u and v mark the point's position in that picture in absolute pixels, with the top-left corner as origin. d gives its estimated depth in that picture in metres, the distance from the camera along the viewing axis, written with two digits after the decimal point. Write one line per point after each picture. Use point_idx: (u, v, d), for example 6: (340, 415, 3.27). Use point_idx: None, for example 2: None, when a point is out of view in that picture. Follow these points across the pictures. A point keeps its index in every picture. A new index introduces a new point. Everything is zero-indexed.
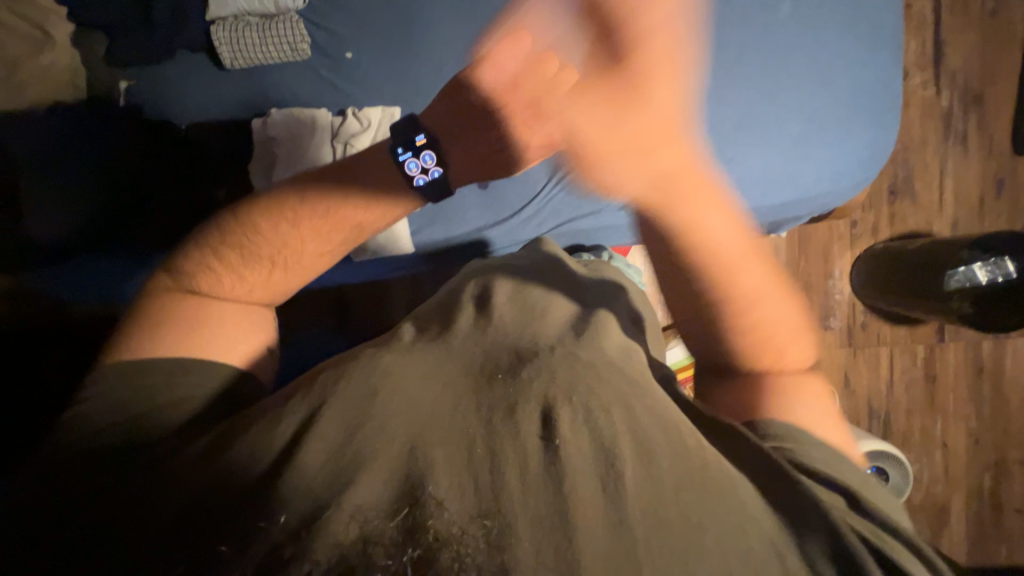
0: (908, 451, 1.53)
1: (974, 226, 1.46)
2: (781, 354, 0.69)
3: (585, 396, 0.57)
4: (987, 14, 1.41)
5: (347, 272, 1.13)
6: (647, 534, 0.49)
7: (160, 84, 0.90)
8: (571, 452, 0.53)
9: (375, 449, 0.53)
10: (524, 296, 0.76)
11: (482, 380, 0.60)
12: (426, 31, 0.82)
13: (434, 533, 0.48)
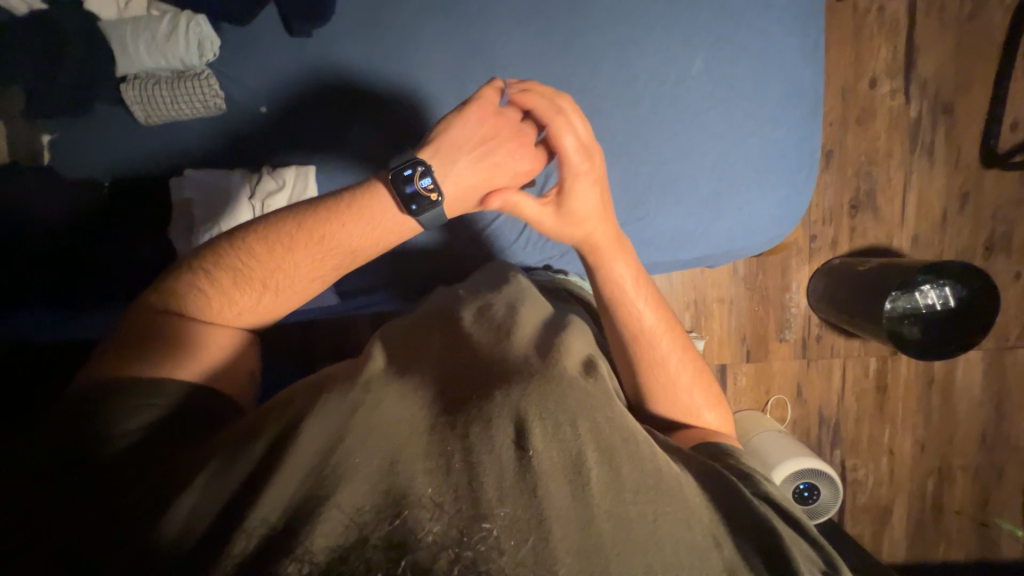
0: (856, 457, 1.58)
1: (933, 241, 1.45)
2: (703, 414, 0.77)
3: (559, 413, 0.55)
4: (962, 19, 1.34)
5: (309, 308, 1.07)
6: (617, 532, 0.51)
7: (83, 140, 0.84)
8: (544, 462, 0.52)
9: (358, 458, 0.52)
10: (492, 316, 0.73)
11: (464, 396, 0.58)
12: (331, 83, 0.80)
13: (433, 533, 0.48)
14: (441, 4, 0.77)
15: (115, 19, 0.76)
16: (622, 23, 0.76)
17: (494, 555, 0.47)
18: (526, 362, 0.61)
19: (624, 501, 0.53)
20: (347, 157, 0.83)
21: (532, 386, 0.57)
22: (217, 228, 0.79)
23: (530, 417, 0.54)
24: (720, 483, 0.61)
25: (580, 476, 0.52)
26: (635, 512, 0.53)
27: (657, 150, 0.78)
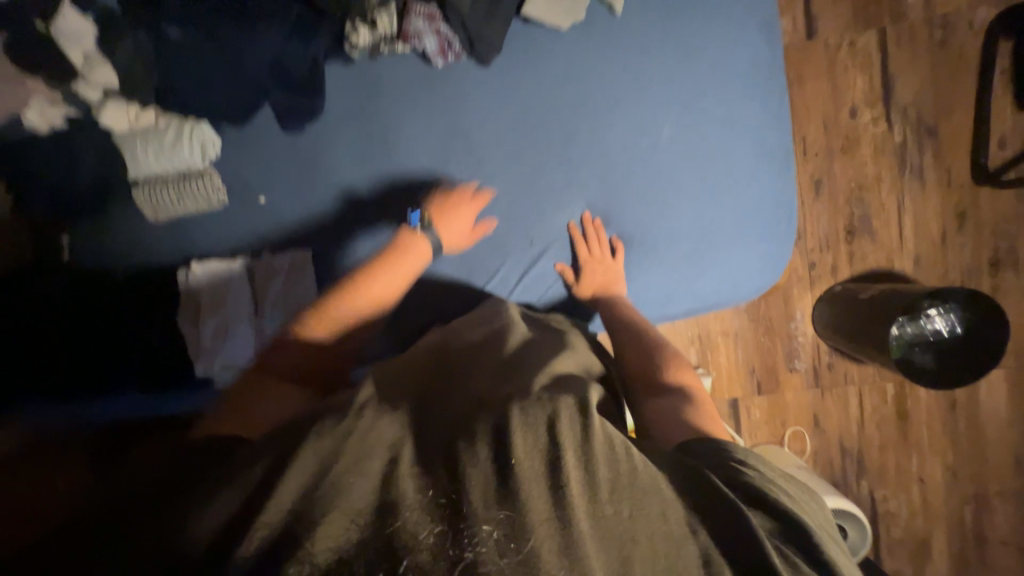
0: (884, 487, 1.52)
1: (936, 261, 1.43)
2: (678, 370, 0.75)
3: (546, 416, 0.52)
4: (934, 47, 1.38)
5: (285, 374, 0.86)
6: (600, 537, 0.45)
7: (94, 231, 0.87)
8: (529, 472, 0.47)
9: (349, 471, 0.47)
10: (474, 345, 0.72)
11: (461, 411, 0.56)
12: (324, 172, 0.85)
13: (433, 532, 0.43)
14: (422, 94, 0.82)
15: (127, 130, 0.82)
16: (592, 99, 0.80)
17: (493, 556, 0.42)
18: (517, 382, 0.60)
19: (601, 501, 0.47)
20: (341, 240, 0.86)
21: (536, 401, 0.54)
22: (219, 317, 0.84)
23: (529, 419, 0.51)
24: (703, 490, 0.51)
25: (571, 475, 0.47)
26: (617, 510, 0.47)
27: (635, 213, 0.82)
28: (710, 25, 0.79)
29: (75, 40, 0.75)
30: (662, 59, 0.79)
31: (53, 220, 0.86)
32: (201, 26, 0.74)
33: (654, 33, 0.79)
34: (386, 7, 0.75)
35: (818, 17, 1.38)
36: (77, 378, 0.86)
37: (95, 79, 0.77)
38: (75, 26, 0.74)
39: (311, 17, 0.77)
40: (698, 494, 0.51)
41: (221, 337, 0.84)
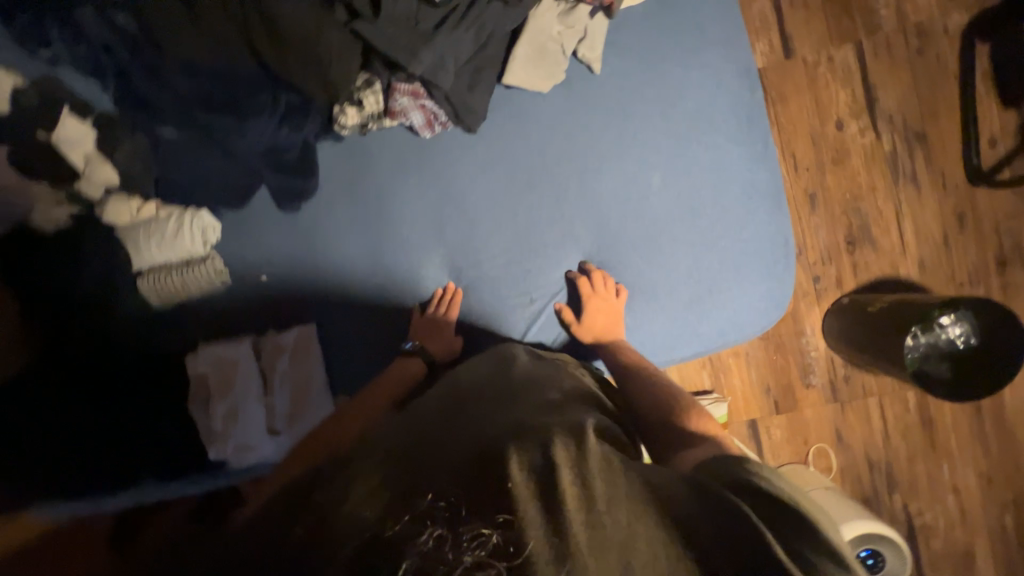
0: (918, 499, 1.47)
1: (941, 264, 1.42)
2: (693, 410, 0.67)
3: (547, 427, 0.51)
4: (912, 54, 1.39)
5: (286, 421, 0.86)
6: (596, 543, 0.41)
7: (95, 322, 0.87)
8: (534, 472, 0.46)
9: (352, 485, 0.46)
10: (474, 371, 0.69)
11: (466, 424, 0.54)
12: (322, 245, 0.86)
13: (434, 534, 0.41)
14: (412, 164, 0.84)
15: (129, 223, 0.83)
16: (578, 155, 0.82)
17: (498, 555, 0.40)
18: (525, 400, 0.59)
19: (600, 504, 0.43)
20: (343, 312, 0.87)
21: (546, 418, 0.54)
22: (229, 401, 0.84)
23: (533, 431, 0.50)
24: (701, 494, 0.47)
25: (575, 479, 0.45)
26: (620, 511, 0.43)
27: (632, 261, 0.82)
28: (687, 73, 0.81)
29: (72, 144, 0.77)
30: (643, 111, 0.81)
31: (52, 316, 0.86)
32: (192, 120, 0.75)
33: (633, 86, 0.81)
34: (372, 87, 0.75)
35: (794, 36, 1.40)
36: (84, 474, 0.85)
37: (96, 178, 0.80)
38: (74, 132, 0.77)
39: (299, 101, 0.78)
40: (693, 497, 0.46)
41: (231, 422, 0.84)
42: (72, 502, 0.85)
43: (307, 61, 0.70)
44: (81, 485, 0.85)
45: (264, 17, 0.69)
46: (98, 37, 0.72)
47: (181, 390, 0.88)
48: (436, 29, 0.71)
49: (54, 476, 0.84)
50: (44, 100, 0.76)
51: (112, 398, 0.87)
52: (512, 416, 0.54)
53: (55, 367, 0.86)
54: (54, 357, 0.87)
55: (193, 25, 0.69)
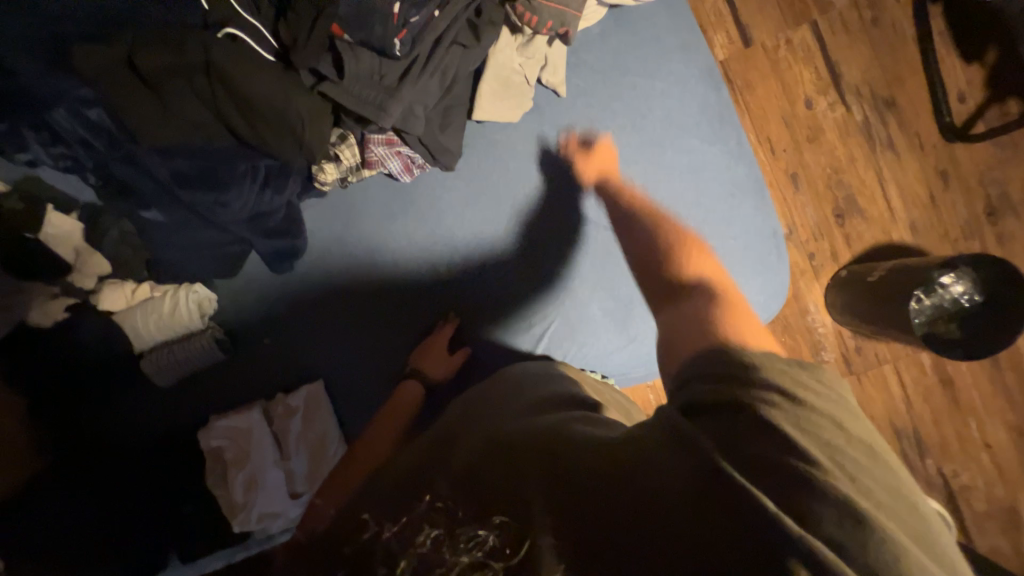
0: (951, 461, 1.45)
1: (933, 224, 1.42)
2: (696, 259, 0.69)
3: (540, 429, 0.51)
4: (868, 25, 1.42)
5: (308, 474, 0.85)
6: (579, 529, 0.40)
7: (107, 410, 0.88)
8: (530, 466, 0.46)
9: (365, 508, 0.50)
10: (473, 392, 0.69)
11: (467, 435, 0.55)
12: (319, 299, 0.87)
13: (431, 536, 0.42)
14: (397, 208, 0.86)
15: (125, 308, 0.84)
16: (558, 178, 0.85)
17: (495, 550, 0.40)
18: (527, 406, 0.58)
19: (582, 492, 0.42)
20: (349, 362, 0.88)
21: (544, 420, 0.53)
22: (248, 469, 0.83)
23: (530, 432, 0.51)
24: (679, 450, 0.43)
25: (567, 471, 0.45)
26: (609, 495, 0.42)
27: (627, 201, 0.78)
28: (652, 83, 0.83)
29: (62, 240, 0.80)
30: (615, 128, 0.83)
31: (55, 417, 0.85)
32: (175, 201, 0.75)
33: (601, 105, 0.83)
34: (346, 142, 0.77)
35: (750, 25, 1.43)
36: None
37: (90, 270, 0.82)
38: (62, 227, 0.80)
39: (278, 165, 0.78)
40: (671, 458, 0.42)
41: (252, 489, 0.83)
42: None
43: (279, 131, 0.71)
44: None
45: (231, 92, 0.69)
46: (74, 135, 0.71)
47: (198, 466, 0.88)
48: (401, 80, 0.71)
49: None
50: (28, 203, 0.78)
51: (133, 483, 0.88)
52: (511, 425, 0.54)
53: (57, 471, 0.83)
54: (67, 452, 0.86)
55: (167, 110, 0.68)
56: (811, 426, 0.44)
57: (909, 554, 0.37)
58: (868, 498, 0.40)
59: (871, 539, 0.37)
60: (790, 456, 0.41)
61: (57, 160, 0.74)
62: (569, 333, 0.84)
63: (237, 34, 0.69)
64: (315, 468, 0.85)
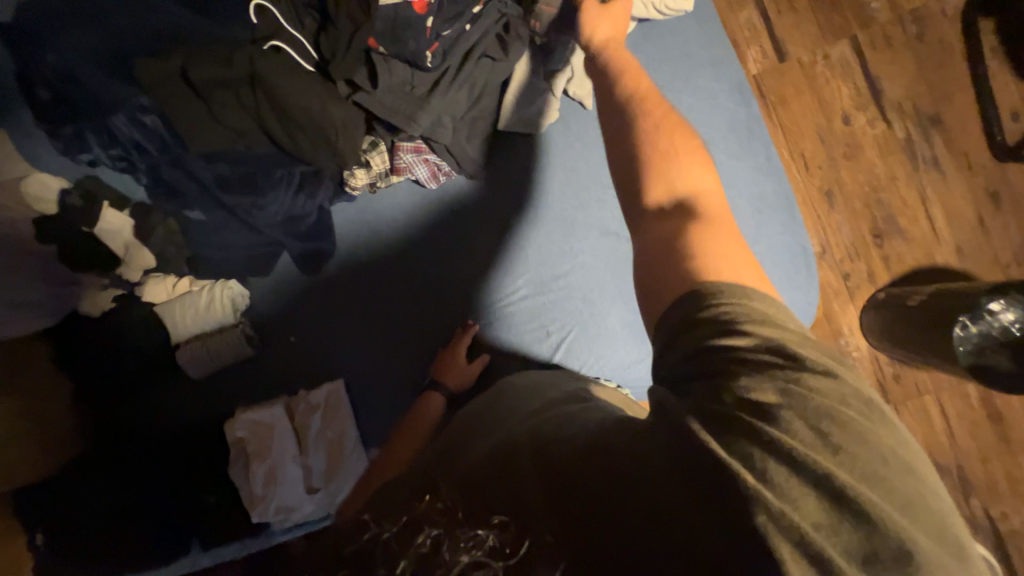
0: (999, 502, 1.34)
1: (981, 247, 1.34)
2: (686, 170, 0.61)
3: (539, 430, 0.52)
4: (913, 40, 1.37)
5: (328, 472, 0.87)
6: (571, 527, 0.41)
7: (140, 397, 0.92)
8: (532, 466, 0.46)
9: (362, 513, 0.47)
10: (484, 398, 0.70)
11: (474, 445, 0.55)
12: (343, 300, 0.90)
13: (430, 537, 0.40)
14: (422, 215, 0.88)
15: (165, 299, 0.89)
16: (579, 188, 0.87)
17: (499, 546, 0.39)
18: (531, 413, 0.58)
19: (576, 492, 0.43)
20: (369, 362, 0.90)
21: (545, 422, 0.54)
22: (268, 464, 0.86)
23: (528, 436, 0.51)
24: (671, 438, 0.44)
25: (573, 476, 0.44)
26: (603, 494, 0.42)
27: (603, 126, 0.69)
28: (681, 96, 0.80)
29: (113, 236, 0.84)
30: None
31: (101, 401, 0.91)
32: (215, 203, 0.80)
33: None
34: (377, 149, 0.80)
35: (786, 40, 1.40)
36: (134, 545, 0.88)
37: (135, 263, 0.86)
38: (114, 223, 0.84)
39: (312, 171, 0.82)
40: (661, 445, 0.44)
41: (272, 483, 0.86)
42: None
43: (314, 138, 0.75)
44: (133, 559, 0.87)
45: (271, 101, 0.73)
46: (130, 137, 0.76)
47: (222, 457, 0.91)
48: (431, 92, 0.74)
49: (111, 551, 0.87)
50: (87, 200, 0.83)
51: (159, 468, 0.91)
52: (514, 428, 0.55)
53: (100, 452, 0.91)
54: (107, 434, 0.91)
55: (213, 118, 0.73)
56: (800, 392, 0.44)
57: (881, 521, 0.38)
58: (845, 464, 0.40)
59: (846, 514, 0.39)
60: (771, 429, 0.42)
61: (114, 161, 0.79)
62: (586, 342, 0.85)
63: (281, 46, 0.73)
64: (334, 465, 0.87)
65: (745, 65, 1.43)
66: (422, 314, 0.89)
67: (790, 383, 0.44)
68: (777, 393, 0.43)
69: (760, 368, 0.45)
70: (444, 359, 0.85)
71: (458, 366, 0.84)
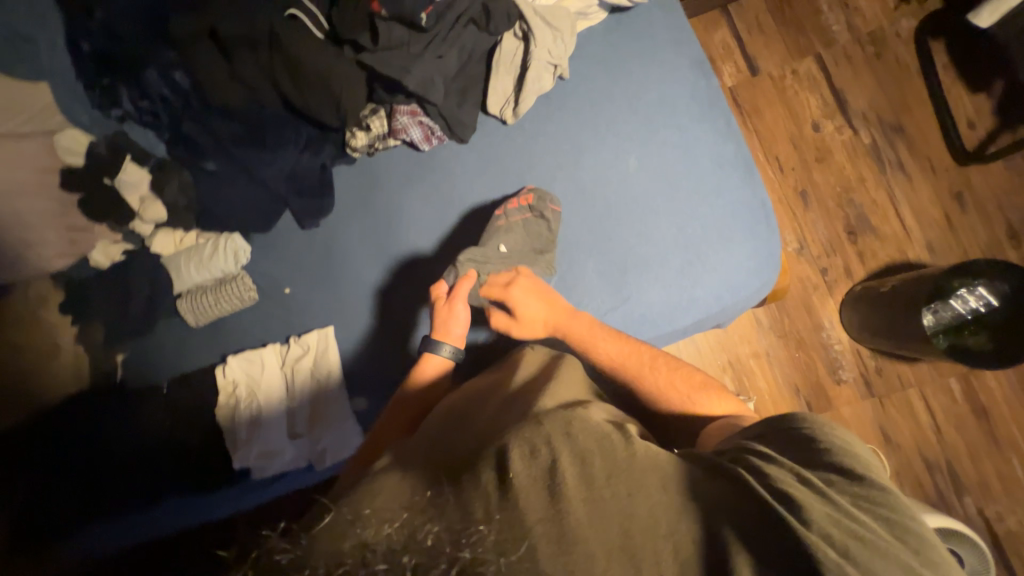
0: (992, 502, 1.32)
1: (950, 245, 1.41)
2: (699, 400, 0.71)
3: (553, 424, 0.52)
4: (872, 57, 1.51)
5: (312, 432, 0.90)
6: (597, 529, 0.44)
7: (140, 343, 0.97)
8: (559, 472, 0.47)
9: (366, 509, 0.46)
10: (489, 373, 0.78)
11: (474, 444, 0.56)
12: (335, 256, 0.95)
13: (433, 533, 0.40)
14: (416, 174, 0.94)
15: (173, 252, 0.96)
16: (562, 148, 0.89)
17: (509, 547, 0.41)
18: (519, 405, 0.61)
19: (598, 497, 0.46)
20: (356, 312, 0.93)
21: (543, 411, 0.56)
22: (254, 407, 0.91)
23: (534, 431, 0.52)
24: (737, 486, 0.48)
25: (599, 485, 0.47)
26: (638, 521, 0.45)
27: (571, 333, 0.78)
28: (647, 70, 0.89)
29: (132, 188, 0.91)
30: (612, 107, 0.89)
31: (97, 346, 0.95)
32: (228, 156, 0.89)
33: (601, 86, 0.90)
34: (377, 114, 0.88)
35: (756, 57, 1.54)
36: (118, 488, 0.89)
37: (148, 215, 0.92)
38: (134, 176, 0.91)
39: (319, 132, 0.92)
40: (722, 489, 0.48)
41: (255, 427, 0.90)
42: (107, 522, 0.87)
43: (323, 94, 0.85)
44: (118, 503, 0.88)
45: (285, 58, 0.83)
46: (158, 92, 0.87)
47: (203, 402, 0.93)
48: (425, 50, 0.83)
49: (99, 491, 0.89)
50: (113, 150, 0.91)
51: (146, 413, 0.92)
52: (506, 424, 0.58)
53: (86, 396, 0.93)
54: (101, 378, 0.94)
55: (235, 76, 0.85)
56: (871, 494, 0.48)
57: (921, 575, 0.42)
58: (916, 555, 0.44)
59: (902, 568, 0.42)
60: (845, 512, 0.45)
61: (142, 112, 0.90)
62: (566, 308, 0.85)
63: (298, 14, 0.85)
64: (319, 429, 0.90)
65: (720, 79, 1.56)
66: (408, 267, 0.92)
67: (863, 492, 0.49)
68: (846, 493, 0.49)
69: (825, 477, 0.51)
70: (443, 315, 0.79)
71: (458, 319, 0.79)
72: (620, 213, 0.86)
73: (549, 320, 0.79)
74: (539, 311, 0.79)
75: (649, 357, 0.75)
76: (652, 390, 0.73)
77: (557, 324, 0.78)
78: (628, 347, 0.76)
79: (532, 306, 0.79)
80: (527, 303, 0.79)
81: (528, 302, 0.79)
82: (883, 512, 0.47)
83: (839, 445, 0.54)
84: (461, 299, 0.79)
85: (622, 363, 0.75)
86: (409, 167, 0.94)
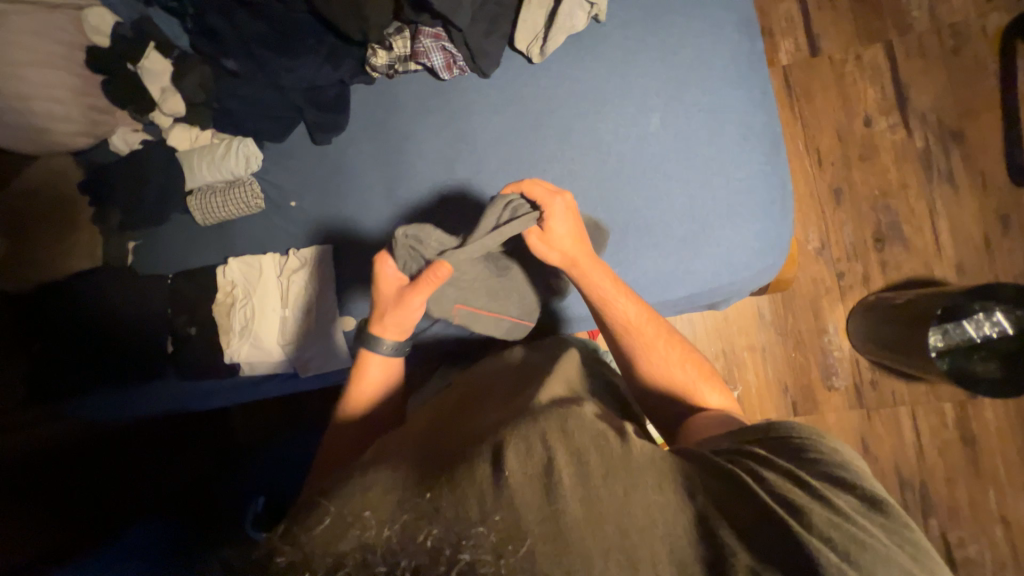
0: (958, 527, 1.32)
1: (981, 268, 1.34)
2: (698, 388, 0.71)
3: (549, 413, 0.52)
4: (948, 52, 1.38)
5: (307, 348, 0.94)
6: (595, 531, 0.42)
7: (154, 235, 1.02)
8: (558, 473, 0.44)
9: (365, 509, 0.42)
10: (488, 361, 0.79)
11: (468, 431, 0.55)
12: (342, 176, 0.95)
13: (432, 535, 0.40)
14: (434, 104, 0.92)
15: (188, 149, 0.98)
16: (585, 96, 0.85)
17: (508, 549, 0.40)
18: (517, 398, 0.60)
19: (595, 495, 0.44)
20: (356, 235, 0.94)
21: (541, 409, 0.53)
22: (251, 313, 0.94)
23: (525, 424, 0.50)
24: (735, 498, 0.47)
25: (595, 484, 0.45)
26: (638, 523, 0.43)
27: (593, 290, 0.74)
28: (689, 23, 0.84)
29: (154, 77, 0.92)
30: (645, 59, 0.84)
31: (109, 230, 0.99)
32: (248, 57, 0.88)
33: (638, 35, 0.85)
34: (401, 34, 0.87)
35: (819, 36, 1.42)
36: (123, 357, 0.95)
37: (167, 106, 0.93)
38: (156, 65, 0.92)
39: (341, 44, 0.89)
40: (723, 494, 0.48)
41: (250, 324, 0.94)
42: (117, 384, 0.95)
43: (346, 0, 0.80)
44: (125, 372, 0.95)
45: None
46: None
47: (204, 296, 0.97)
48: None
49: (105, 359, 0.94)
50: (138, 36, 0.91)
51: (150, 294, 0.97)
52: (501, 413, 0.56)
53: (91, 275, 0.95)
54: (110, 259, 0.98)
55: None
56: (866, 497, 0.48)
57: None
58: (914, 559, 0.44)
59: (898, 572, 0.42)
60: (842, 519, 0.45)
61: None
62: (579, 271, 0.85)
63: None
64: (307, 344, 0.94)
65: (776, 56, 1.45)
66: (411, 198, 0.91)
67: (862, 494, 0.48)
68: (842, 496, 0.48)
69: (822, 480, 0.50)
70: (391, 304, 0.70)
71: (408, 310, 0.70)
72: (631, 173, 0.83)
73: (572, 257, 0.73)
74: (565, 240, 0.72)
75: (659, 333, 0.74)
76: (655, 366, 0.72)
77: (582, 263, 0.73)
78: (643, 316, 0.74)
79: (567, 233, 0.72)
80: (562, 221, 0.71)
81: (561, 223, 0.71)
82: (876, 513, 0.47)
83: (827, 444, 0.54)
84: (414, 289, 0.69)
85: (634, 334, 0.73)
86: (426, 96, 0.92)
